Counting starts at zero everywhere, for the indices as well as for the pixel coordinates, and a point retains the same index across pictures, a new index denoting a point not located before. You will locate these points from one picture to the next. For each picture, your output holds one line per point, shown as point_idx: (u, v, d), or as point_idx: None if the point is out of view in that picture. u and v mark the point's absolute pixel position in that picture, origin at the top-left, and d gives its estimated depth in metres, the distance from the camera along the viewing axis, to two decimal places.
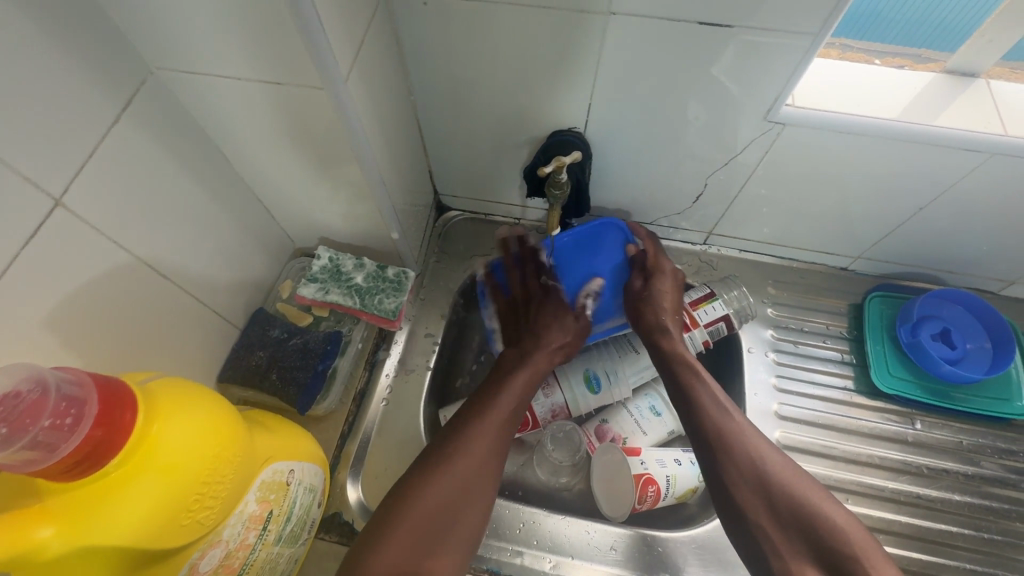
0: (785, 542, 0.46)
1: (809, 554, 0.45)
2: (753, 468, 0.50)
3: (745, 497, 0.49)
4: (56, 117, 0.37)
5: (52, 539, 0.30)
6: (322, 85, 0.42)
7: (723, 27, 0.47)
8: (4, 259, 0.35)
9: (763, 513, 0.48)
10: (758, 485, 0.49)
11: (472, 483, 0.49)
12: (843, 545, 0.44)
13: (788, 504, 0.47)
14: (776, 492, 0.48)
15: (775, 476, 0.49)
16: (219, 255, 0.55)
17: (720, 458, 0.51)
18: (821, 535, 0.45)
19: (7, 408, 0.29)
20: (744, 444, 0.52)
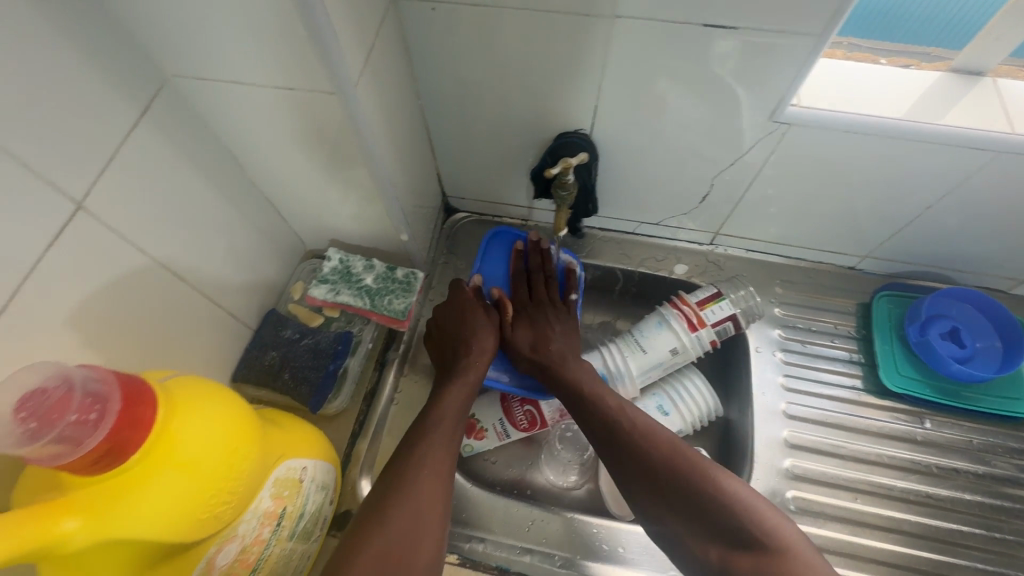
0: (685, 527, 0.46)
1: (709, 531, 0.45)
2: (641, 455, 0.50)
3: (637, 485, 0.50)
4: (77, 124, 0.38)
5: (76, 533, 0.31)
6: (333, 90, 0.43)
7: (727, 29, 0.47)
8: (29, 262, 0.36)
9: (656, 499, 0.48)
10: (645, 474, 0.50)
11: (434, 483, 0.48)
12: (735, 519, 0.44)
13: (678, 487, 0.47)
14: (660, 475, 0.49)
15: (656, 461, 0.49)
16: (232, 257, 0.56)
17: (617, 448, 0.52)
18: (713, 512, 0.45)
19: (34, 403, 0.30)
20: (632, 431, 0.52)
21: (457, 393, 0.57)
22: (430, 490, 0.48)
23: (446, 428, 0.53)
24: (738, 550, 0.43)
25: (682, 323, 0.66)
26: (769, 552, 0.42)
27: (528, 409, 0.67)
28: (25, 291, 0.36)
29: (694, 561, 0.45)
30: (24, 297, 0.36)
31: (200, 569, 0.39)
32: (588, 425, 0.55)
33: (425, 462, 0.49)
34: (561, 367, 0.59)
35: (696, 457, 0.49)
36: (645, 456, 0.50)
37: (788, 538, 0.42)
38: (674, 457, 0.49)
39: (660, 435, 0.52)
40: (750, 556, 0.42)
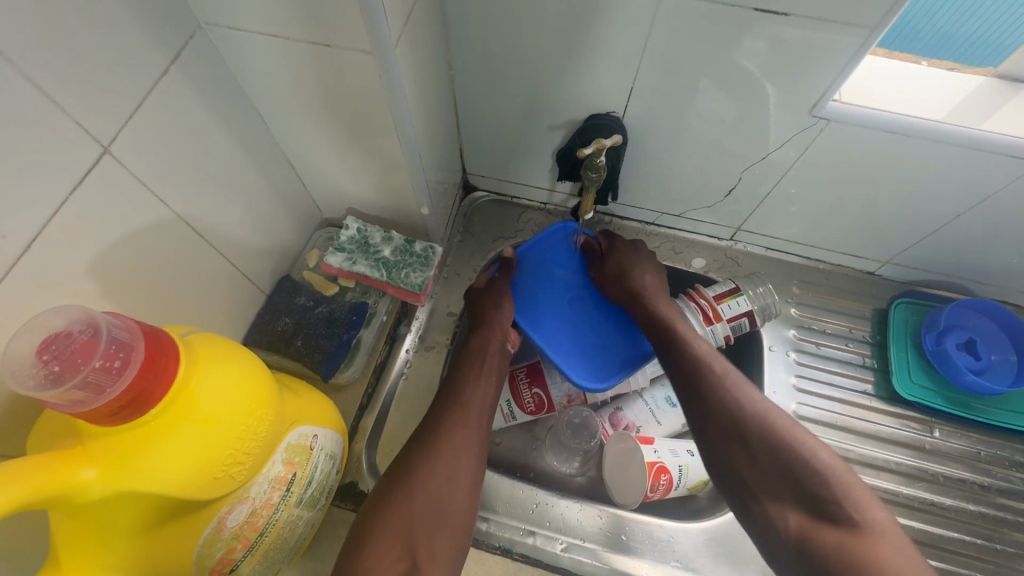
0: (766, 494, 0.45)
1: (792, 499, 0.44)
2: (729, 411, 0.49)
3: (719, 438, 0.49)
4: (106, 67, 0.36)
5: (93, 482, 0.31)
6: (371, 50, 0.42)
7: (777, 16, 0.45)
8: (54, 204, 0.35)
9: (740, 457, 0.48)
10: (731, 428, 0.49)
11: (448, 482, 0.49)
12: (825, 488, 0.43)
13: (767, 451, 0.46)
14: (748, 434, 0.48)
15: (748, 419, 0.48)
16: (250, 218, 0.55)
17: (701, 406, 0.51)
18: (799, 476, 0.44)
19: (59, 346, 0.29)
20: (722, 389, 0.51)
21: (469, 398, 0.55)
22: (451, 499, 0.48)
23: (475, 416, 0.54)
24: (823, 523, 0.42)
25: (698, 316, 0.66)
26: (858, 531, 0.41)
27: (536, 392, 0.66)
28: (46, 234, 0.35)
29: (771, 529, 0.44)
30: (43, 243, 0.35)
31: (211, 528, 0.38)
32: (677, 374, 0.54)
33: (426, 470, 0.48)
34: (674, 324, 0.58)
35: (788, 422, 0.48)
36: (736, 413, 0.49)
37: (878, 520, 0.41)
38: (766, 422, 0.48)
39: (754, 395, 0.50)
40: (838, 527, 0.41)
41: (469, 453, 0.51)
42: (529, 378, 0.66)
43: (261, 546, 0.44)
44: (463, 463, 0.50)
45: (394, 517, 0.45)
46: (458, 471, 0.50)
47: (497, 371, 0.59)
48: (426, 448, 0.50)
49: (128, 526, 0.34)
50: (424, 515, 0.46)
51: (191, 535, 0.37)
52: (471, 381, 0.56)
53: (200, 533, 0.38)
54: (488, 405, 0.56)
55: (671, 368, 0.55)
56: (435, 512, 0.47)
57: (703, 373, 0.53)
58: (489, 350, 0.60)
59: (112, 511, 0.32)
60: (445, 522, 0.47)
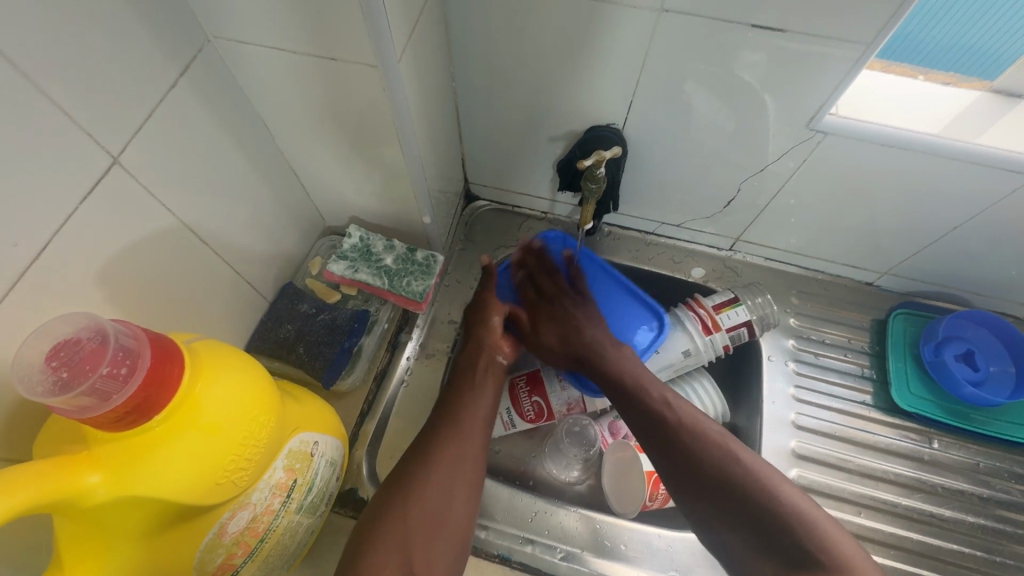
0: (740, 541, 0.45)
1: (761, 543, 0.43)
2: (695, 455, 0.49)
3: (685, 481, 0.49)
4: (118, 79, 0.37)
5: (98, 487, 0.31)
6: (375, 64, 0.42)
7: (774, 31, 0.46)
8: (65, 212, 0.36)
9: (709, 508, 0.47)
10: (695, 472, 0.48)
11: (443, 496, 0.49)
12: (791, 530, 0.43)
13: (731, 499, 0.46)
14: (711, 481, 0.47)
15: (711, 463, 0.48)
16: (255, 225, 0.56)
17: (665, 450, 0.51)
18: (764, 519, 0.44)
19: (67, 353, 0.30)
20: (686, 432, 0.51)
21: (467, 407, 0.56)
22: (451, 503, 0.49)
23: (472, 425, 0.54)
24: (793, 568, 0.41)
25: (697, 325, 0.66)
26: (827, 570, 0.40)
27: (536, 400, 0.66)
28: (57, 241, 0.36)
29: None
30: (53, 250, 0.36)
31: (212, 534, 0.39)
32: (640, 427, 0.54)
33: (423, 483, 0.48)
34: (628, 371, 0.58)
35: (754, 464, 0.47)
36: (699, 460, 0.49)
37: (846, 556, 0.41)
38: (729, 466, 0.47)
39: (713, 438, 0.50)
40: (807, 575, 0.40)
41: (465, 464, 0.51)
42: (528, 387, 0.66)
43: (261, 552, 0.44)
44: (459, 475, 0.50)
45: (390, 536, 0.45)
46: (455, 478, 0.50)
47: (494, 383, 0.59)
48: (424, 461, 0.50)
49: (132, 531, 0.34)
50: (419, 528, 0.46)
51: (192, 540, 0.37)
52: (467, 395, 0.57)
53: (201, 538, 0.38)
54: (484, 416, 0.56)
55: (632, 422, 0.55)
56: (431, 526, 0.47)
57: (660, 424, 0.52)
58: (484, 362, 0.60)
59: (117, 515, 0.33)
60: (442, 536, 0.47)
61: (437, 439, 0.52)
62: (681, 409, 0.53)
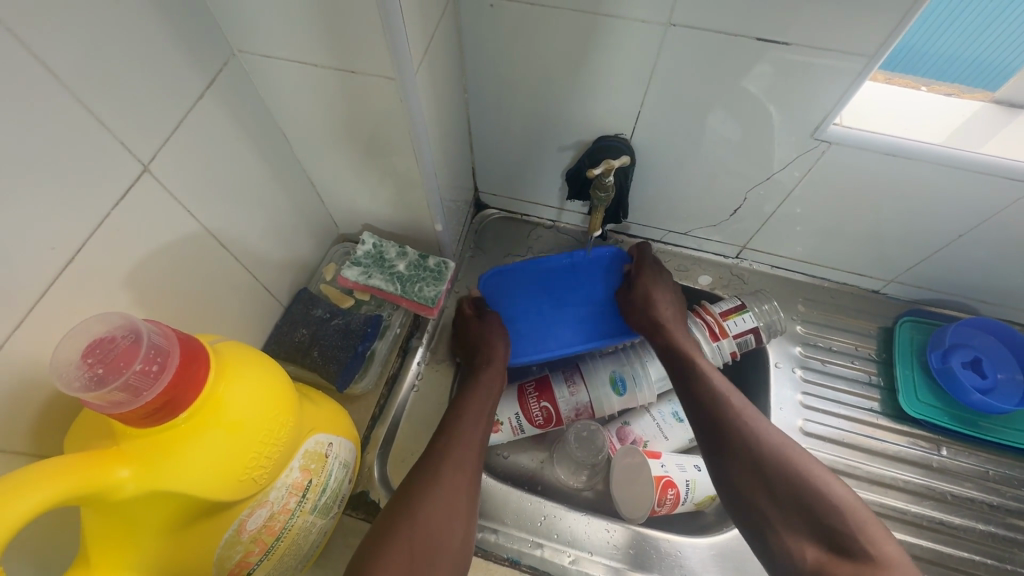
0: (784, 526, 0.47)
1: (806, 529, 0.45)
2: (747, 443, 0.51)
3: (736, 465, 0.51)
4: (149, 91, 0.39)
5: (127, 481, 0.32)
6: (393, 76, 0.44)
7: (779, 44, 0.48)
8: (97, 217, 0.37)
9: (759, 492, 0.49)
10: (748, 457, 0.51)
11: (448, 517, 0.49)
12: (840, 520, 0.45)
13: (784, 486, 0.48)
14: (766, 467, 0.49)
15: (765, 450, 0.51)
16: (272, 232, 0.57)
17: (717, 436, 0.53)
18: (814, 506, 0.46)
19: (103, 351, 0.32)
20: (739, 421, 0.53)
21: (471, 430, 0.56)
22: (452, 525, 0.49)
23: (472, 449, 0.55)
24: (837, 557, 0.43)
25: (704, 331, 0.67)
26: (871, 562, 0.41)
27: (544, 405, 0.66)
28: (89, 245, 0.37)
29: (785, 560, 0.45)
30: (86, 253, 0.37)
31: (231, 531, 0.40)
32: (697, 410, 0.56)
33: (427, 503, 0.49)
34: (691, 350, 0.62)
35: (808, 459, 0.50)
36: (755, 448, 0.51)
37: (890, 554, 0.42)
38: (783, 458, 0.50)
39: (772, 431, 0.52)
40: (851, 564, 0.42)
41: (467, 486, 0.52)
42: (537, 392, 0.67)
43: (276, 551, 0.45)
44: (464, 497, 0.51)
45: (396, 554, 0.45)
46: (458, 500, 0.50)
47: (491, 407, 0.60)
48: (429, 484, 0.50)
49: (156, 525, 0.35)
50: (421, 549, 0.46)
51: (213, 536, 0.38)
52: (466, 417, 0.57)
53: (221, 534, 0.39)
54: (482, 439, 0.57)
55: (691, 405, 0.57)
56: (434, 548, 0.47)
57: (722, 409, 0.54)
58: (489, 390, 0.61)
59: (143, 509, 0.34)
60: (446, 557, 0.47)
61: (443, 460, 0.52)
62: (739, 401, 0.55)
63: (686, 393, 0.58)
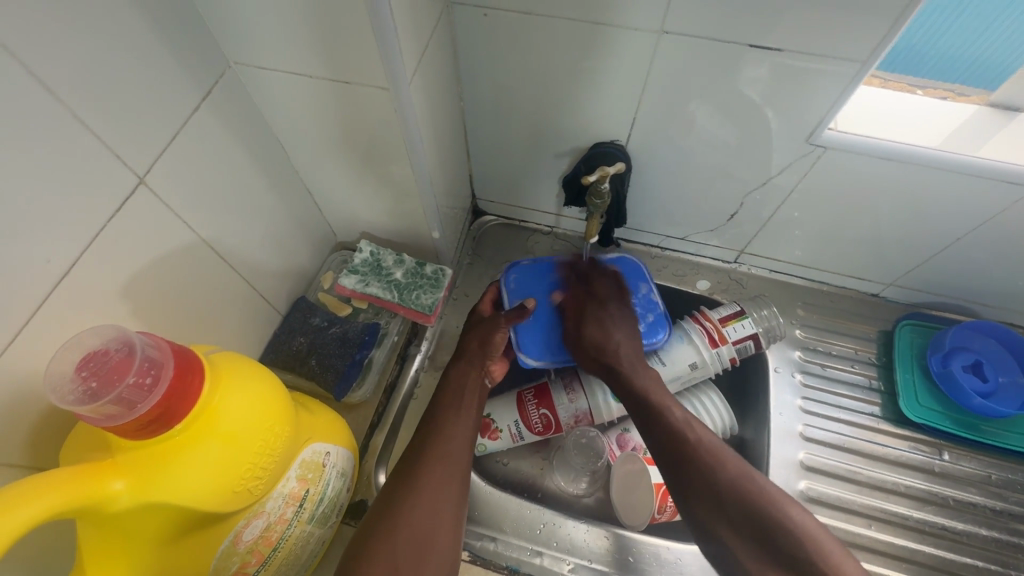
0: (747, 552, 0.48)
1: (767, 553, 0.47)
2: (712, 481, 0.51)
3: (702, 509, 0.51)
4: (146, 104, 0.39)
5: (122, 493, 0.32)
6: (387, 86, 0.44)
7: (773, 50, 0.48)
8: (92, 230, 0.38)
9: (721, 523, 0.49)
10: (713, 499, 0.50)
11: (432, 514, 0.49)
12: (806, 553, 0.46)
13: (747, 515, 0.49)
14: (727, 497, 0.50)
15: (727, 488, 0.50)
16: (269, 241, 0.57)
17: (677, 470, 0.53)
18: (779, 543, 0.47)
19: (96, 364, 0.32)
20: (703, 460, 0.52)
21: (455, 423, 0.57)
22: (440, 519, 0.49)
23: (455, 445, 0.55)
24: None
25: (703, 338, 0.66)
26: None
27: (543, 412, 0.66)
28: (85, 258, 0.37)
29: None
30: (83, 265, 0.37)
31: (228, 541, 0.40)
32: (653, 436, 0.56)
33: (412, 504, 0.49)
34: (654, 390, 0.58)
35: (765, 487, 0.50)
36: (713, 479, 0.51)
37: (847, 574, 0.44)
38: (745, 491, 0.50)
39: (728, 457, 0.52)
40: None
41: (453, 479, 0.52)
42: (536, 399, 0.67)
43: (274, 561, 0.45)
44: (447, 493, 0.51)
45: (382, 556, 0.46)
46: (442, 497, 0.51)
47: (478, 404, 0.60)
48: (412, 484, 0.51)
49: (152, 537, 0.35)
50: (410, 547, 0.47)
51: (209, 547, 0.38)
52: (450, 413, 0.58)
53: (218, 545, 0.39)
54: (469, 435, 0.57)
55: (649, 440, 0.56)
56: (421, 547, 0.47)
57: (680, 441, 0.54)
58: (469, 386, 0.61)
59: (139, 521, 0.34)
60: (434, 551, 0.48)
61: (429, 458, 0.53)
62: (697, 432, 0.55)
63: (646, 430, 0.56)
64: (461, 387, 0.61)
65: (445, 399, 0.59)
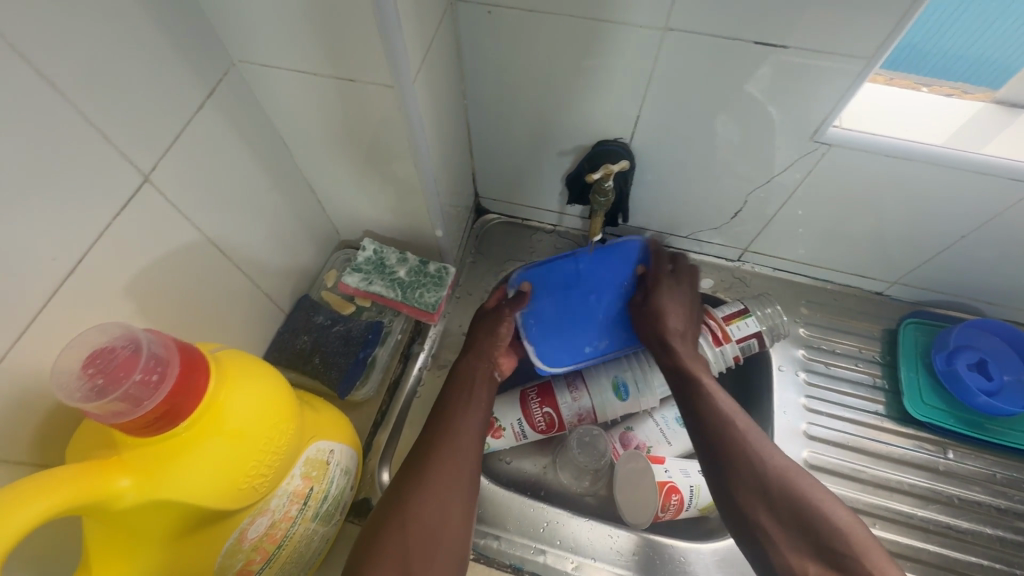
0: (785, 542, 0.46)
1: (805, 544, 0.45)
2: (754, 468, 0.50)
3: (743, 494, 0.50)
4: (151, 103, 0.40)
5: (128, 490, 0.33)
6: (391, 84, 0.44)
7: (778, 47, 0.48)
8: (97, 228, 0.38)
9: (761, 509, 0.48)
10: (755, 483, 0.49)
11: (441, 504, 0.49)
12: (849, 549, 0.44)
13: (788, 505, 0.47)
14: (770, 485, 0.49)
15: (772, 475, 0.49)
16: (273, 240, 0.57)
17: (719, 456, 0.52)
18: (821, 534, 0.45)
19: (103, 361, 0.32)
20: (747, 448, 0.51)
21: (468, 413, 0.57)
22: (448, 508, 0.49)
23: (466, 436, 0.55)
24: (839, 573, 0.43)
25: (707, 337, 0.66)
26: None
27: (547, 411, 0.66)
28: (90, 256, 0.38)
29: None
30: (87, 263, 0.37)
31: (233, 538, 0.40)
32: (696, 420, 0.55)
33: (419, 492, 0.49)
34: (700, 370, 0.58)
35: (809, 481, 0.49)
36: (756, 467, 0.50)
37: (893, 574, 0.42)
38: (789, 482, 0.49)
39: (775, 449, 0.51)
40: None
41: (462, 469, 0.52)
42: (539, 398, 0.67)
43: (278, 559, 0.45)
44: (456, 480, 0.51)
45: (391, 544, 0.45)
46: (453, 485, 0.51)
47: (487, 397, 0.60)
48: (424, 472, 0.51)
49: (158, 535, 0.35)
50: (419, 535, 0.46)
51: (214, 544, 0.39)
52: (459, 406, 0.58)
53: (222, 543, 0.39)
54: (477, 427, 0.56)
55: (692, 422, 0.56)
56: (429, 535, 0.47)
57: (725, 426, 0.53)
58: (482, 377, 0.61)
59: (144, 519, 0.34)
60: (444, 540, 0.47)
61: (437, 447, 0.53)
62: (743, 421, 0.54)
63: (690, 413, 0.56)
64: (468, 380, 0.61)
65: (458, 389, 0.60)
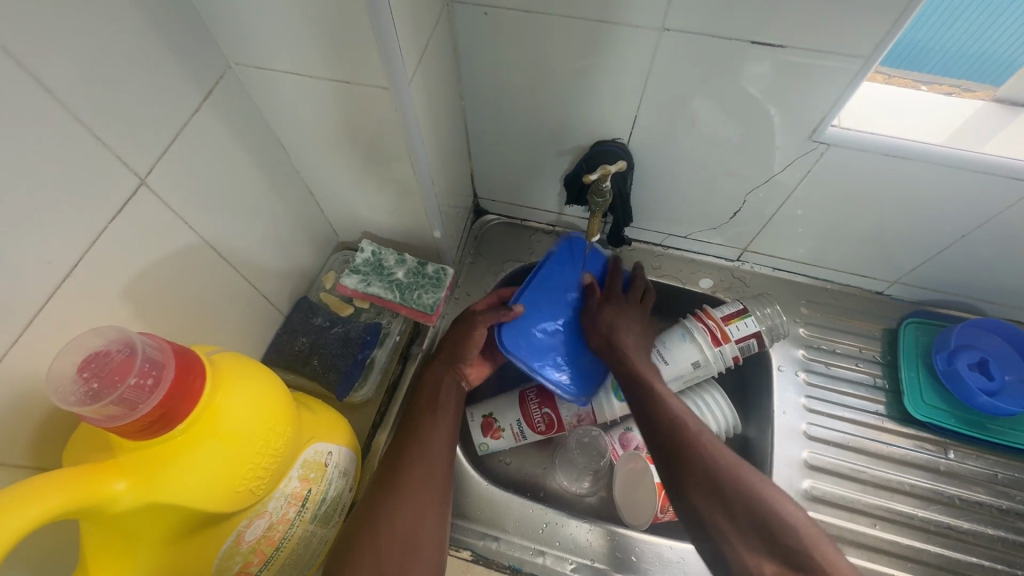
0: (741, 541, 0.46)
1: (759, 543, 0.46)
2: (706, 469, 0.50)
3: (697, 496, 0.50)
4: (148, 106, 0.40)
5: (125, 493, 0.33)
6: (387, 86, 0.44)
7: (775, 47, 0.47)
8: (94, 231, 0.38)
9: (715, 510, 0.48)
10: (709, 484, 0.49)
11: (415, 516, 0.49)
12: (800, 544, 0.44)
13: (741, 504, 0.48)
14: (723, 485, 0.49)
15: (723, 475, 0.49)
16: (271, 241, 0.57)
17: (674, 459, 0.52)
18: (774, 533, 0.45)
19: (98, 365, 0.32)
20: (700, 451, 0.51)
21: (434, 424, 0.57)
22: (421, 519, 0.49)
23: (435, 447, 0.55)
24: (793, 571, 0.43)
25: (706, 337, 0.66)
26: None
27: (546, 412, 0.66)
28: (88, 259, 0.38)
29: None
30: (85, 265, 0.38)
31: (230, 541, 0.40)
32: (650, 425, 0.55)
33: (393, 502, 0.50)
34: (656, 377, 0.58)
35: (757, 479, 0.49)
36: (709, 468, 0.50)
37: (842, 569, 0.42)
38: (740, 481, 0.49)
39: (725, 450, 0.52)
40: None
41: (435, 480, 0.52)
42: (539, 399, 0.67)
43: (277, 560, 0.45)
44: (430, 491, 0.51)
45: (365, 554, 0.46)
46: (425, 499, 0.51)
47: (454, 406, 0.60)
48: (393, 483, 0.51)
49: (156, 537, 0.35)
50: (393, 546, 0.47)
51: (212, 547, 0.39)
52: (430, 416, 0.57)
53: (220, 545, 0.39)
54: (448, 435, 0.57)
55: (647, 427, 0.56)
56: (404, 544, 0.48)
57: (678, 430, 0.53)
58: (447, 387, 0.61)
59: (141, 521, 0.34)
60: (418, 550, 0.48)
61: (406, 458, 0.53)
62: (695, 423, 0.54)
63: (645, 418, 0.56)
64: (437, 390, 0.60)
65: (424, 399, 0.59)
